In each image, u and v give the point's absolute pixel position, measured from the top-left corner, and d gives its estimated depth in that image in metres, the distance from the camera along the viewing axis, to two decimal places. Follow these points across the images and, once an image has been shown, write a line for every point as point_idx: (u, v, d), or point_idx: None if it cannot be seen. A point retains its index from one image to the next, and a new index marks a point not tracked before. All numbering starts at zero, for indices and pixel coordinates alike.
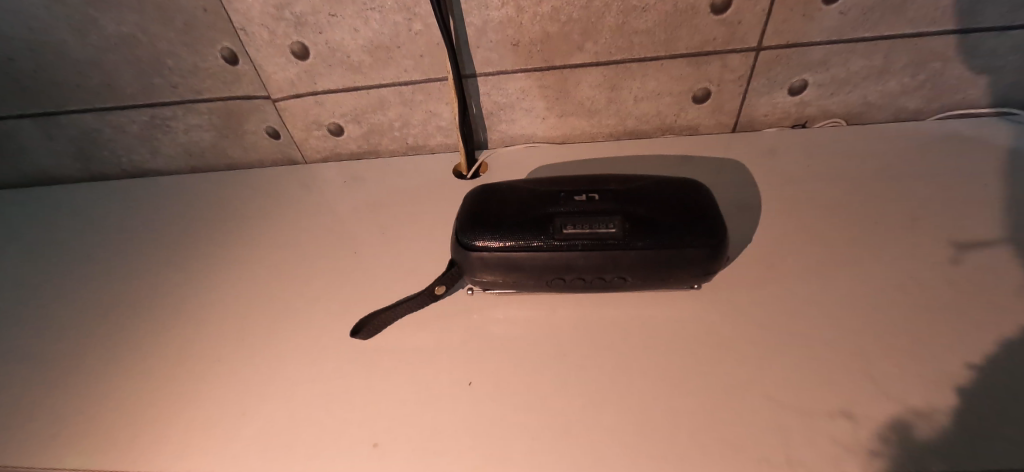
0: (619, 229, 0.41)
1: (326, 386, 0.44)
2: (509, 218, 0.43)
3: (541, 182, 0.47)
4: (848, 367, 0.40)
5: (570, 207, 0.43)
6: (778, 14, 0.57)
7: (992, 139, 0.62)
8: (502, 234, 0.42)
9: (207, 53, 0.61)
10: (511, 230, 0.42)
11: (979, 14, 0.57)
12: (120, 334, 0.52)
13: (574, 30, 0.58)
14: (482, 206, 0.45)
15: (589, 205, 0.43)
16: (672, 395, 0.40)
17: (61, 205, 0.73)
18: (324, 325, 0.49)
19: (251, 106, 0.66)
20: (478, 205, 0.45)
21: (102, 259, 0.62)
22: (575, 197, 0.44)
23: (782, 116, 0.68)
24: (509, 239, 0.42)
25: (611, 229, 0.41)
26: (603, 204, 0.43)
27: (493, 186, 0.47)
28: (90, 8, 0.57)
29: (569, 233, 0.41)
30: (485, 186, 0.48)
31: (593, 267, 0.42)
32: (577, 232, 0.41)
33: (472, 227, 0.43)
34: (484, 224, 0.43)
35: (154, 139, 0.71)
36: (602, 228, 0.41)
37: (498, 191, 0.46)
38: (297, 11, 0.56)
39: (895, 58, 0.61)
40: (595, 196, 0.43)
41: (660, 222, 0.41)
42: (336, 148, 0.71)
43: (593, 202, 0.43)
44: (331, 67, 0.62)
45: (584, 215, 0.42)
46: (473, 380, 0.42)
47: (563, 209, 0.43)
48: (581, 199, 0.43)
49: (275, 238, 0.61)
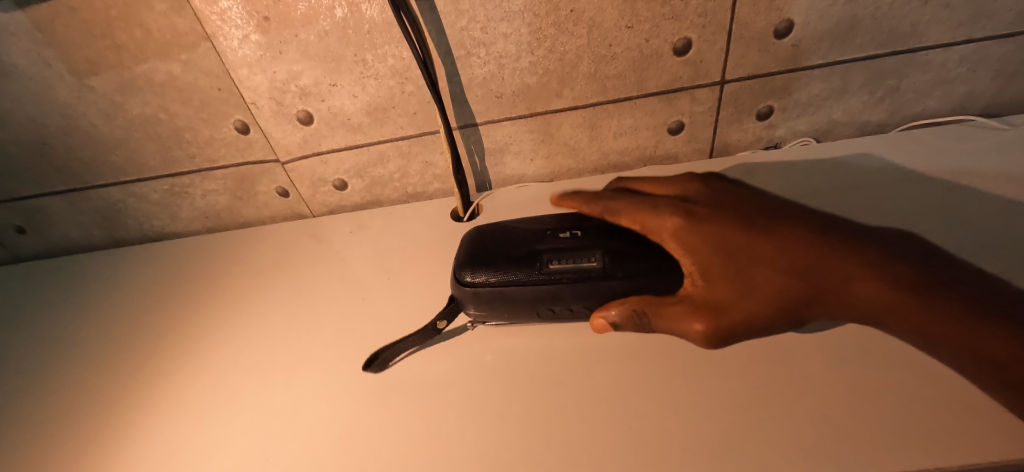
0: (600, 260, 0.45)
1: (342, 427, 0.47)
2: (500, 254, 0.47)
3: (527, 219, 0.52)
4: (826, 374, 0.43)
5: (555, 244, 0.47)
6: (735, 50, 0.62)
7: (956, 145, 0.66)
8: (495, 269, 0.46)
9: (221, 126, 0.67)
10: (503, 266, 0.46)
11: (921, 34, 0.62)
12: (147, 392, 0.55)
13: (552, 81, 0.64)
14: (477, 244, 0.49)
15: (573, 241, 0.47)
16: (664, 413, 0.42)
17: (87, 273, 0.77)
18: (339, 368, 0.53)
19: (262, 170, 0.72)
20: (474, 243, 0.50)
21: (127, 320, 0.66)
22: (560, 234, 0.48)
23: (754, 139, 0.72)
24: (500, 274, 0.46)
25: (594, 261, 0.45)
26: (585, 240, 0.47)
27: (484, 226, 0.52)
28: (118, 95, 0.64)
29: (555, 268, 0.45)
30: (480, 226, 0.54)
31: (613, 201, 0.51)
32: (562, 266, 0.45)
33: (469, 264, 0.48)
34: (479, 261, 0.48)
35: (173, 206, 0.77)
36: (585, 261, 0.45)
37: (494, 231, 0.51)
38: (301, 83, 0.63)
39: (851, 80, 0.66)
40: (578, 233, 0.48)
41: (639, 254, 0.45)
42: (341, 201, 0.76)
43: (576, 238, 0.47)
44: (333, 129, 0.67)
45: (569, 250, 0.47)
46: (457, 436, 0.43)
47: (550, 245, 0.47)
48: (565, 236, 0.48)
49: (286, 290, 0.65)
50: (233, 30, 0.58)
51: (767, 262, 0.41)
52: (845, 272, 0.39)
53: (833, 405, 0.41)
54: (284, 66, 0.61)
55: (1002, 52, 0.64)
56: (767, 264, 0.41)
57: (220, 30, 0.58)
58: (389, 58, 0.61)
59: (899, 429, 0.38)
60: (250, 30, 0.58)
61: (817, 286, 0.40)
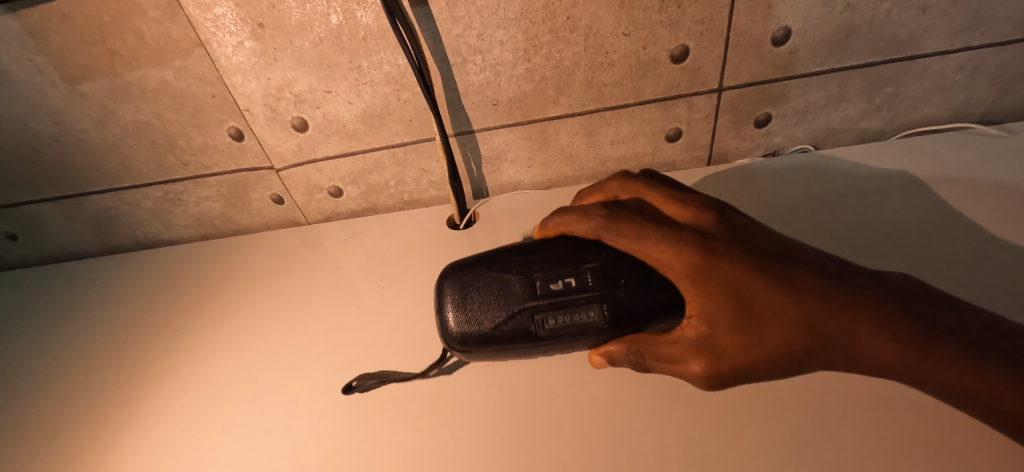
0: (599, 317, 0.43)
1: (334, 442, 0.46)
2: (488, 316, 0.45)
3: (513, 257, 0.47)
4: (826, 387, 0.43)
5: (549, 298, 0.44)
6: (733, 58, 0.62)
7: (954, 153, 0.66)
8: (491, 338, 0.45)
9: (215, 133, 0.67)
10: (498, 336, 0.45)
11: (918, 41, 0.62)
12: (135, 404, 0.54)
13: (549, 88, 0.63)
14: (462, 306, 0.46)
15: (567, 292, 0.44)
16: (664, 428, 0.42)
17: (77, 281, 0.76)
18: (332, 380, 0.52)
19: (257, 177, 0.71)
20: (458, 305, 0.46)
21: (118, 329, 0.66)
22: (552, 284, 0.44)
23: (752, 147, 0.71)
24: (498, 343, 0.45)
25: (592, 317, 0.43)
26: (580, 289, 0.44)
27: (467, 268, 0.48)
28: (110, 101, 0.64)
29: (553, 329, 0.44)
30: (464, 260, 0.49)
31: (611, 224, 0.45)
32: (560, 326, 0.44)
33: (460, 337, 0.45)
34: (470, 334, 0.45)
35: (166, 213, 0.76)
36: (583, 317, 0.43)
37: (475, 282, 0.46)
38: (296, 90, 0.62)
39: (850, 88, 0.66)
40: (570, 281, 0.44)
41: (638, 303, 0.43)
42: (336, 208, 0.76)
43: (569, 288, 0.44)
44: (328, 136, 0.67)
45: (564, 304, 0.44)
46: (451, 451, 0.43)
47: (543, 300, 0.44)
48: (558, 287, 0.44)
49: (280, 299, 0.64)
50: (227, 37, 0.58)
51: (775, 312, 0.36)
52: (853, 327, 0.35)
53: (833, 419, 0.40)
54: (279, 73, 0.61)
55: (1000, 60, 0.64)
56: (776, 315, 0.36)
57: (214, 37, 0.58)
58: (385, 65, 0.60)
59: (898, 445, 0.38)
60: (244, 37, 0.58)
61: (825, 339, 0.35)
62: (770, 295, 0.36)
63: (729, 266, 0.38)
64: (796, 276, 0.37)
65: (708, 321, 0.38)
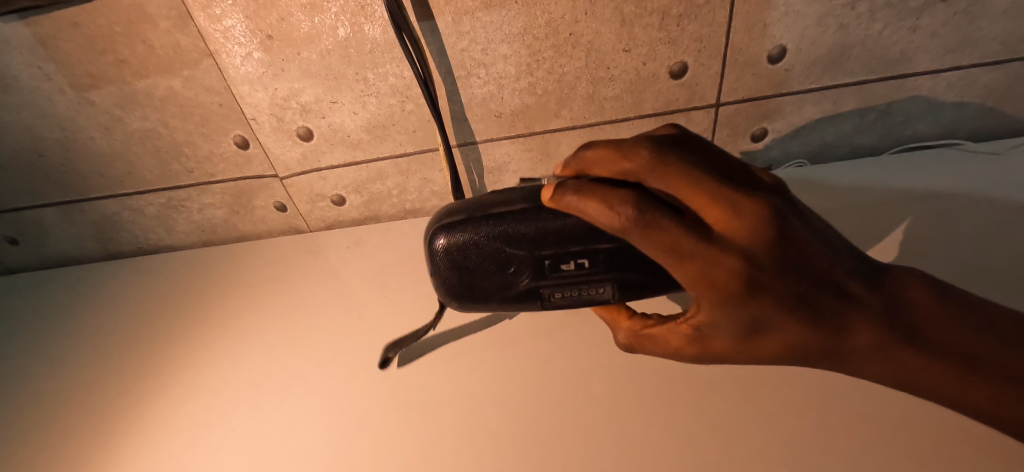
0: (609, 294, 0.43)
1: (335, 450, 0.46)
2: (494, 289, 0.44)
3: (516, 235, 0.41)
4: (825, 401, 0.43)
5: (559, 277, 0.43)
6: (730, 74, 0.63)
7: (946, 169, 0.67)
8: (494, 301, 0.45)
9: (220, 141, 0.67)
10: (501, 300, 0.45)
11: (909, 60, 0.64)
12: (136, 411, 0.54)
13: (551, 101, 0.65)
14: (465, 266, 0.43)
15: (578, 272, 0.42)
16: (662, 439, 0.42)
17: (78, 286, 0.77)
18: (334, 388, 0.52)
19: (261, 185, 0.72)
20: (461, 264, 0.43)
21: (118, 335, 0.66)
22: (563, 264, 0.42)
23: (749, 160, 0.73)
24: (499, 306, 0.46)
25: (602, 295, 0.43)
26: (592, 270, 0.42)
27: (463, 242, 0.42)
28: (118, 109, 0.65)
29: (558, 301, 0.44)
30: (456, 228, 0.42)
31: (647, 229, 0.32)
32: (566, 299, 0.44)
33: (463, 294, 0.45)
34: (473, 292, 0.45)
35: (169, 219, 0.77)
36: (592, 294, 0.44)
37: (480, 248, 0.42)
38: (302, 100, 0.63)
39: (844, 104, 0.67)
40: (585, 262, 0.42)
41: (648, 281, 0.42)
42: (339, 216, 0.76)
43: (581, 269, 0.42)
44: (333, 145, 0.68)
45: (573, 282, 0.43)
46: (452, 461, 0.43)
47: (552, 278, 0.43)
48: (569, 267, 0.42)
49: (282, 306, 0.65)
50: (236, 48, 0.59)
51: (781, 335, 0.32)
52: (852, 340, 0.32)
53: (832, 433, 0.41)
54: (286, 83, 0.62)
55: (988, 79, 0.66)
56: (780, 335, 0.32)
57: (223, 48, 0.59)
58: (390, 77, 0.61)
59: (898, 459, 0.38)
60: (253, 48, 0.59)
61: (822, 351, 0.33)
62: (784, 324, 0.31)
63: (765, 303, 0.30)
64: (832, 302, 0.31)
65: (707, 332, 0.35)
